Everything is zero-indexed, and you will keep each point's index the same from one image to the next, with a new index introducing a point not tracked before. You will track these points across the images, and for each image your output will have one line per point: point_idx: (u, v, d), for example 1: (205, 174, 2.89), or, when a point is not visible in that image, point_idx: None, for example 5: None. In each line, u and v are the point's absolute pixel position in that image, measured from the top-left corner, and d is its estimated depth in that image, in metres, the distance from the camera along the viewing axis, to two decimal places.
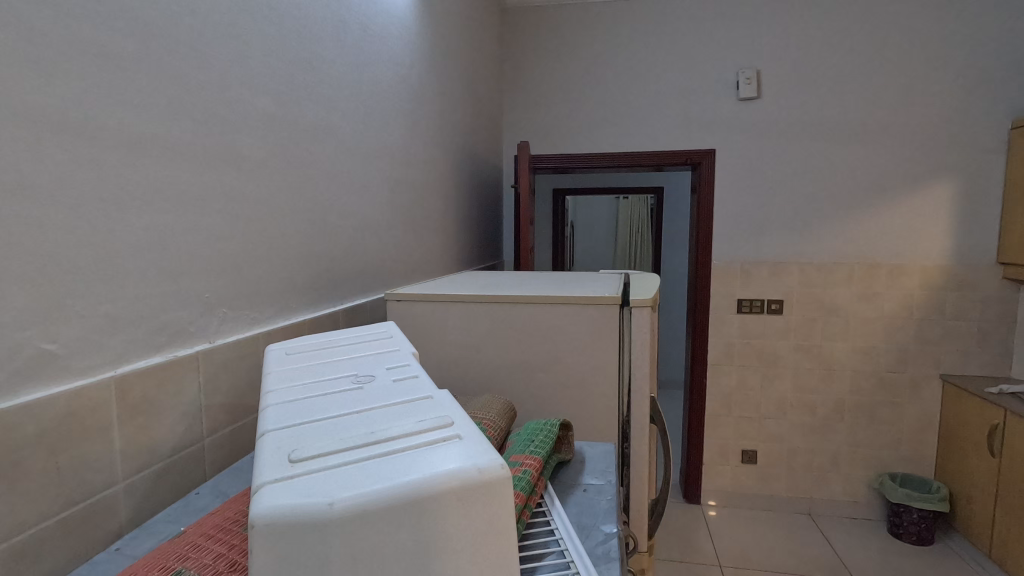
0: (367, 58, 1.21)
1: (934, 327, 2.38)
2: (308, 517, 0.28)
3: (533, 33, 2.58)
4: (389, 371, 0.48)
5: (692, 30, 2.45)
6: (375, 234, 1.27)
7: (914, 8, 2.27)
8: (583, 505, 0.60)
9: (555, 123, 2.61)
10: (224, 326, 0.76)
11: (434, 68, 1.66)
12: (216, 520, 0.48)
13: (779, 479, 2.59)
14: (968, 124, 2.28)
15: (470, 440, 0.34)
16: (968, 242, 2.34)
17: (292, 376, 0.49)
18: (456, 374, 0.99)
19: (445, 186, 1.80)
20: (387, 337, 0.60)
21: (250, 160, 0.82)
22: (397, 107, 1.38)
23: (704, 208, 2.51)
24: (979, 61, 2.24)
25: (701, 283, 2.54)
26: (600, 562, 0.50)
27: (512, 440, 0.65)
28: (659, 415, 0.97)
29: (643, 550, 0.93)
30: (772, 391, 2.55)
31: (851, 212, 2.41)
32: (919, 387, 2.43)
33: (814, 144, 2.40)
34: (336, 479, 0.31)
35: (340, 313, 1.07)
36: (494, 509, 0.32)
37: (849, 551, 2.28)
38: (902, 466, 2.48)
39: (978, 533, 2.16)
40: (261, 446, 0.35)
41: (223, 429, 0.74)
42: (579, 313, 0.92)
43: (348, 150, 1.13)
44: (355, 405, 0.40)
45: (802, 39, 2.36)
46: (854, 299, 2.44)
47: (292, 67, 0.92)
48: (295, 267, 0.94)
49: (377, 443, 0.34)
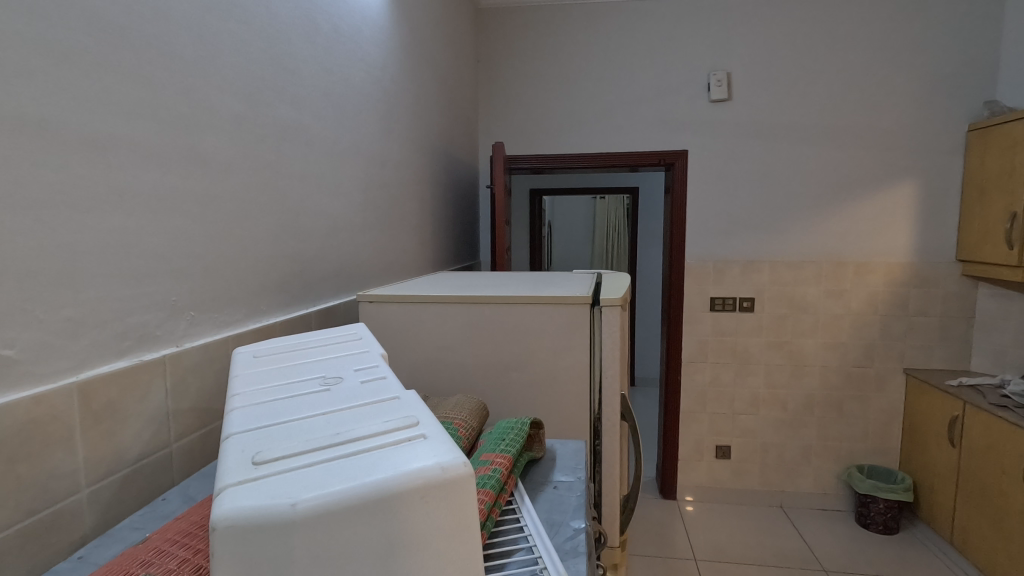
0: (339, 58, 1.20)
1: (898, 322, 2.46)
2: (270, 518, 0.29)
3: (508, 33, 2.59)
4: (358, 372, 0.48)
5: (664, 32, 2.49)
6: (348, 234, 1.26)
7: (876, 13, 2.34)
8: (552, 501, 0.61)
9: (530, 124, 2.62)
10: (192, 329, 0.75)
11: (408, 69, 1.66)
12: (182, 525, 0.47)
13: (752, 473, 2.65)
14: (928, 126, 2.36)
15: (435, 439, 0.35)
16: (929, 240, 2.42)
17: (261, 378, 0.49)
18: (430, 375, 0.99)
19: (420, 186, 1.80)
20: (358, 339, 0.60)
21: (218, 161, 0.81)
22: (370, 107, 1.38)
23: (678, 208, 2.55)
24: (938, 66, 2.33)
25: (675, 282, 2.58)
26: (568, 557, 0.52)
27: (484, 440, 0.66)
28: (630, 412, 0.98)
29: (615, 545, 0.94)
30: (745, 387, 2.60)
31: (819, 211, 2.47)
32: (885, 381, 2.50)
33: (783, 146, 2.46)
34: (301, 479, 0.31)
35: (312, 314, 1.06)
36: (458, 506, 0.32)
37: (820, 542, 2.34)
38: (870, 458, 2.56)
39: (940, 521, 2.24)
40: (226, 448, 0.35)
41: (193, 433, 0.74)
42: (551, 312, 0.93)
43: (320, 151, 1.12)
44: (323, 406, 0.40)
45: (771, 43, 2.42)
46: (822, 296, 2.50)
47: (262, 67, 0.91)
48: (266, 268, 0.93)
49: (342, 444, 0.34)
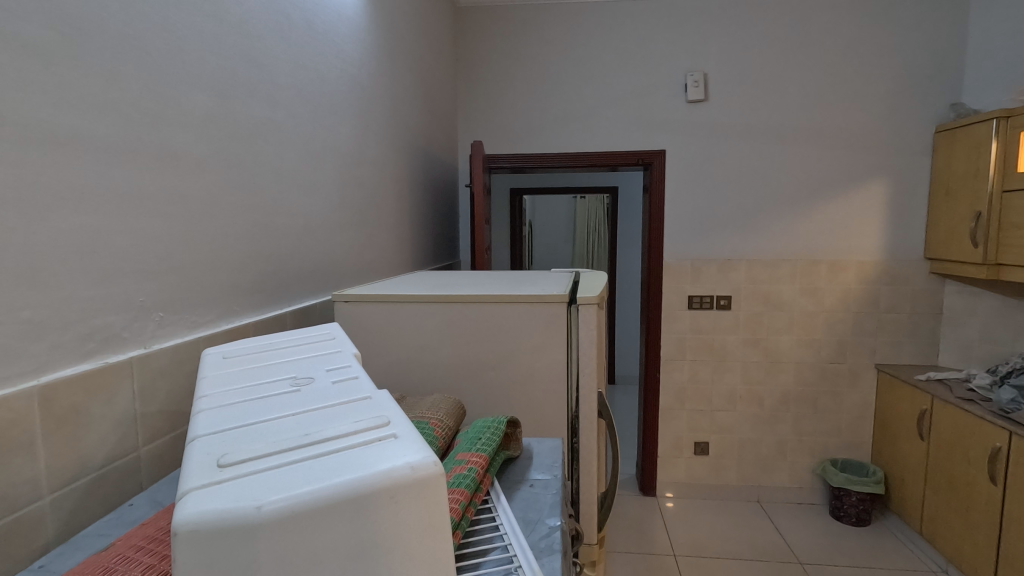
0: (314, 55, 1.18)
1: (870, 319, 2.52)
2: (234, 521, 0.28)
3: (487, 32, 2.58)
4: (329, 372, 0.48)
5: (642, 32, 2.51)
6: (324, 233, 1.25)
7: (847, 16, 2.40)
8: (529, 499, 0.61)
9: (510, 123, 2.62)
10: (161, 330, 0.73)
11: (386, 67, 1.65)
12: (147, 531, 0.46)
13: (730, 468, 2.69)
14: (897, 127, 2.42)
15: (407, 439, 0.35)
16: (899, 239, 2.48)
17: (229, 379, 0.48)
18: (407, 375, 0.98)
19: (398, 185, 1.79)
20: (331, 339, 0.59)
21: (187, 159, 0.79)
22: (347, 105, 1.36)
23: (656, 208, 2.57)
24: (906, 69, 2.39)
25: (653, 281, 2.61)
26: (543, 555, 0.52)
27: (460, 439, 0.65)
28: (607, 410, 0.99)
29: (594, 542, 0.95)
30: (723, 384, 2.64)
31: (793, 210, 2.52)
32: (857, 376, 2.56)
33: (758, 145, 2.50)
34: (268, 482, 0.30)
35: (287, 314, 1.04)
36: (429, 505, 0.32)
37: (795, 535, 2.38)
38: (843, 452, 2.61)
39: (910, 512, 2.30)
40: (190, 452, 0.35)
41: (161, 437, 0.72)
42: (528, 311, 0.93)
43: (294, 148, 1.10)
44: (292, 408, 0.40)
45: (745, 45, 2.46)
46: (797, 294, 2.54)
47: (233, 62, 0.89)
48: (238, 268, 0.91)
49: (312, 445, 0.34)
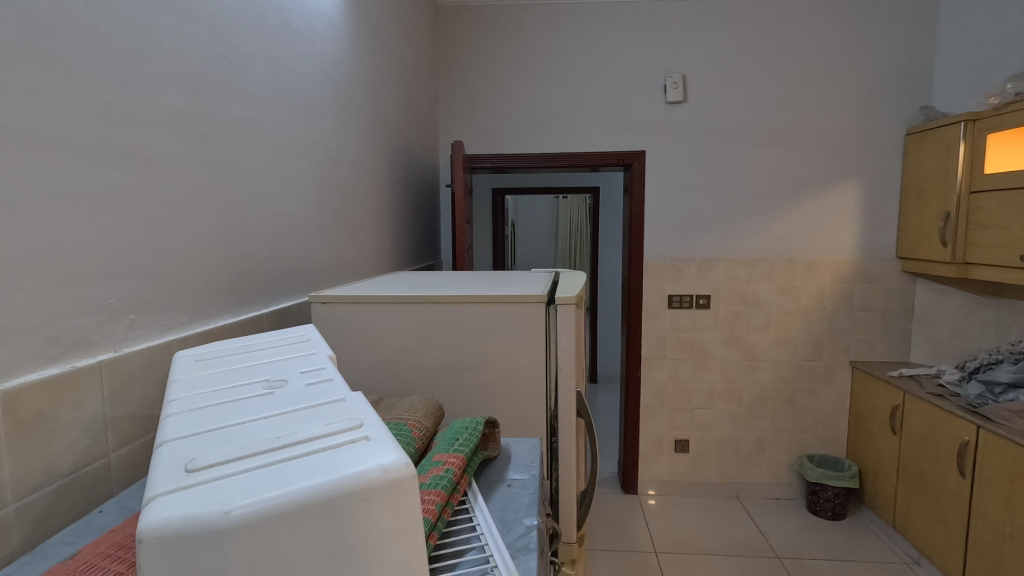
0: (290, 54, 1.17)
1: (845, 317, 2.58)
2: (201, 527, 0.28)
3: (468, 31, 2.57)
4: (303, 374, 0.47)
5: (622, 34, 2.53)
6: (302, 234, 1.24)
7: (821, 20, 2.45)
8: (506, 499, 0.61)
9: (491, 123, 2.62)
10: (132, 334, 0.72)
11: (365, 66, 1.64)
12: (116, 538, 0.45)
13: (710, 465, 2.72)
14: (869, 130, 2.48)
15: (379, 441, 0.35)
16: (872, 239, 2.54)
17: (200, 383, 0.47)
18: (387, 377, 0.98)
19: (377, 185, 1.78)
20: (305, 341, 0.59)
21: (158, 159, 0.77)
22: (325, 104, 1.35)
23: (636, 208, 2.60)
24: (879, 72, 2.45)
25: (634, 280, 2.63)
26: (519, 554, 0.52)
27: (438, 440, 0.65)
28: (586, 409, 1.00)
29: (572, 541, 0.95)
30: (703, 382, 2.67)
31: (770, 210, 2.56)
32: (833, 373, 2.61)
33: (736, 146, 2.54)
34: (237, 486, 0.30)
35: (264, 316, 1.03)
36: (401, 506, 0.32)
37: (773, 530, 2.42)
38: (819, 448, 2.67)
39: (883, 505, 2.35)
40: (158, 458, 0.34)
41: (132, 441, 0.70)
42: (507, 311, 0.94)
43: (271, 148, 1.09)
44: (263, 411, 0.39)
45: (723, 47, 2.49)
46: (774, 292, 2.59)
47: (207, 60, 0.88)
48: (213, 269, 0.90)
49: (282, 448, 0.33)
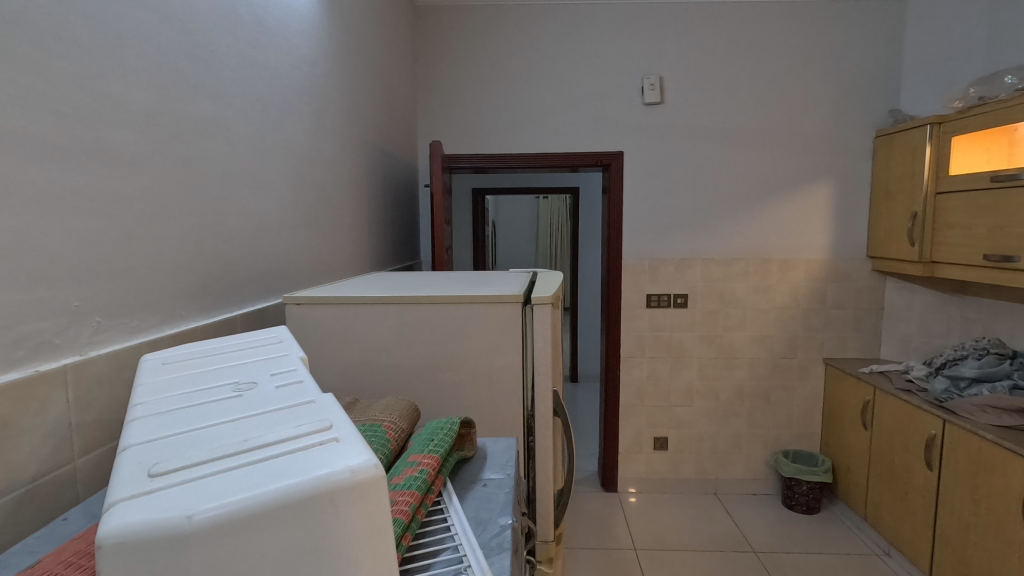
0: (264, 51, 1.15)
1: (818, 315, 2.63)
2: (162, 532, 0.27)
3: (447, 31, 2.57)
4: (273, 376, 0.47)
5: (600, 35, 2.54)
6: (276, 234, 1.22)
7: (794, 23, 2.49)
8: (481, 499, 0.61)
9: (470, 122, 2.62)
10: (97, 337, 0.70)
11: (341, 65, 1.62)
12: (79, 546, 0.44)
13: (688, 462, 2.75)
14: (841, 131, 2.53)
15: (348, 443, 0.34)
16: (844, 238, 2.60)
17: (167, 386, 0.47)
18: (362, 379, 0.97)
19: (355, 185, 1.76)
20: (278, 342, 0.58)
21: (125, 158, 0.75)
22: (300, 103, 1.33)
23: (615, 208, 2.62)
24: (849, 76, 2.51)
25: (613, 280, 2.65)
26: (493, 553, 0.52)
27: (413, 441, 0.65)
28: (563, 408, 1.00)
29: (550, 539, 0.96)
30: (681, 381, 2.70)
31: (745, 211, 2.61)
32: (806, 370, 2.67)
33: (712, 147, 2.58)
34: (201, 491, 0.30)
35: (237, 318, 1.01)
36: (370, 507, 0.32)
37: (750, 525, 2.46)
38: (794, 444, 2.72)
39: (855, 498, 2.41)
40: (120, 463, 0.33)
41: (99, 447, 0.69)
42: (483, 312, 0.94)
43: (244, 147, 1.07)
44: (231, 414, 0.39)
45: (699, 49, 2.53)
46: (750, 291, 2.63)
47: (175, 56, 0.86)
48: (184, 270, 0.88)
49: (248, 452, 0.33)
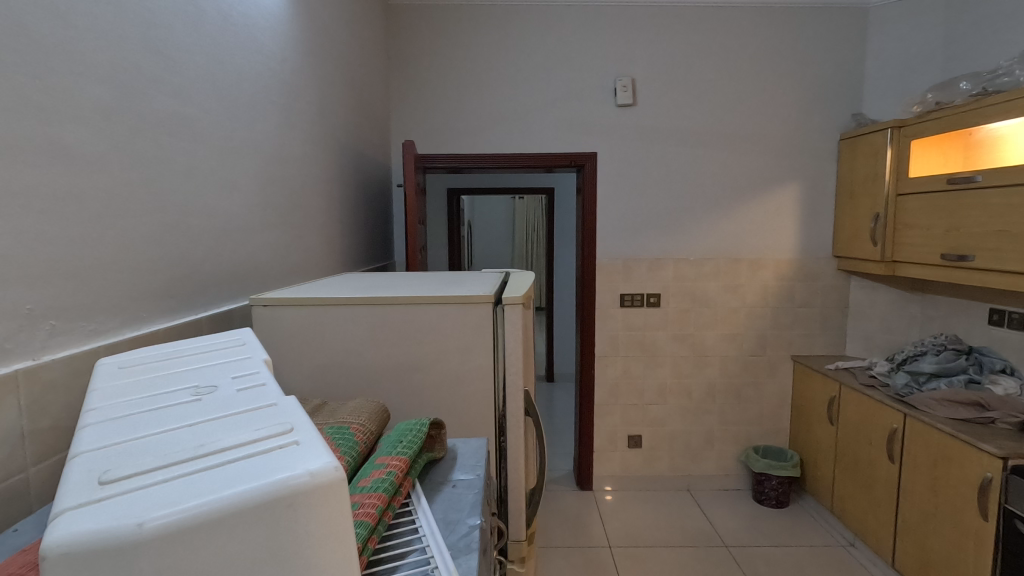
0: (230, 48, 1.13)
1: (786, 313, 2.69)
2: (111, 541, 0.26)
3: (420, 30, 2.55)
4: (234, 380, 0.46)
5: (573, 36, 2.56)
6: (243, 234, 1.19)
7: (762, 28, 2.55)
8: (450, 499, 0.61)
9: (444, 122, 2.60)
10: (52, 341, 0.68)
11: (311, 64, 1.60)
12: (29, 557, 0.43)
13: (662, 459, 2.79)
14: (806, 134, 2.60)
15: (308, 446, 0.34)
16: (810, 238, 2.67)
17: (123, 391, 0.45)
18: (332, 381, 0.96)
19: (326, 184, 1.74)
20: (240, 345, 0.57)
21: (81, 157, 0.73)
22: (268, 101, 1.31)
23: (589, 208, 2.64)
24: (814, 80, 2.57)
25: (587, 280, 2.67)
26: (460, 554, 0.52)
27: (382, 443, 0.64)
28: (533, 408, 1.00)
29: (522, 539, 0.96)
30: (654, 379, 2.73)
31: (715, 212, 2.65)
32: (776, 368, 2.73)
33: (683, 149, 2.62)
34: (154, 498, 0.29)
35: (203, 320, 0.99)
36: (330, 509, 0.31)
37: (722, 520, 2.51)
38: (764, 439, 2.78)
39: (822, 492, 2.47)
40: (69, 471, 0.32)
41: (54, 455, 0.66)
42: (455, 312, 0.94)
43: (210, 146, 1.05)
44: (188, 419, 0.38)
45: (669, 52, 2.56)
46: (721, 290, 2.68)
47: (135, 50, 0.84)
48: (145, 271, 0.86)
49: (204, 457, 0.32)
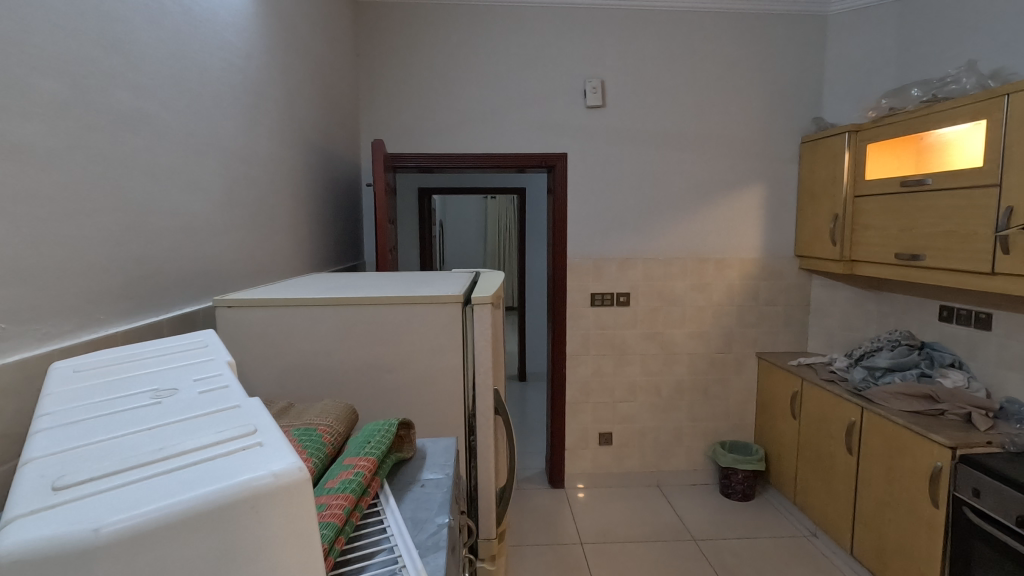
0: (192, 43, 1.10)
1: (751, 311, 2.77)
2: (65, 547, 0.26)
3: (390, 28, 2.53)
4: (196, 382, 0.45)
5: (543, 38, 2.58)
6: (206, 234, 1.17)
7: (726, 33, 2.61)
8: (419, 499, 0.61)
9: (414, 121, 2.59)
10: (2, 345, 0.65)
11: (278, 61, 1.57)
12: None
13: (632, 456, 2.82)
14: (769, 137, 2.67)
15: (273, 447, 0.34)
16: (773, 238, 2.75)
17: (78, 395, 0.44)
18: (299, 383, 0.95)
19: (293, 183, 1.71)
20: (203, 347, 0.56)
21: (33, 154, 0.70)
22: (233, 98, 1.28)
23: (559, 209, 2.66)
24: (777, 85, 2.65)
25: (558, 280, 2.69)
26: (428, 552, 0.53)
27: (350, 444, 0.64)
28: (503, 407, 1.01)
29: (492, 537, 0.97)
30: (625, 377, 2.77)
31: (682, 212, 2.71)
32: (741, 365, 2.80)
33: (650, 151, 2.66)
34: (110, 503, 0.29)
35: (164, 322, 0.96)
36: (295, 510, 0.31)
37: (690, 515, 2.56)
38: (731, 435, 2.84)
39: (785, 484, 2.55)
40: (18, 479, 0.32)
41: (3, 464, 0.64)
42: (424, 312, 0.93)
43: (171, 145, 1.02)
44: (148, 422, 0.37)
45: (637, 55, 2.60)
46: (689, 289, 2.73)
47: (91, 43, 0.81)
48: (103, 272, 0.83)
49: (164, 460, 0.32)
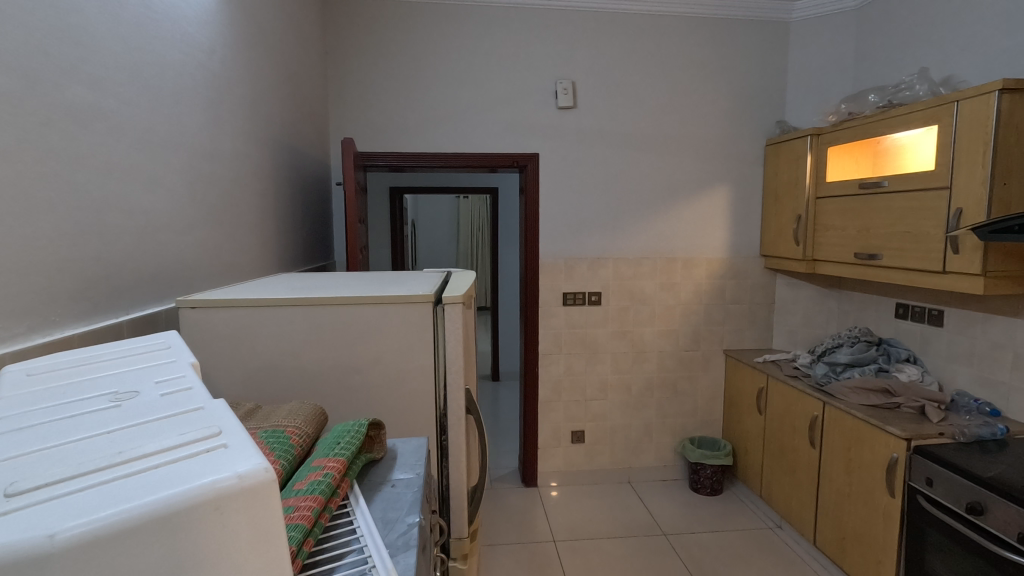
0: (152, 36, 1.07)
1: (718, 309, 2.83)
2: (18, 555, 0.25)
3: (359, 25, 2.50)
4: (158, 384, 0.44)
5: (514, 39, 2.58)
6: (168, 233, 1.13)
7: (694, 37, 2.66)
8: (390, 499, 0.61)
9: (385, 119, 2.56)
10: None
11: (243, 56, 1.54)
12: None
13: (604, 453, 2.85)
14: (735, 140, 2.74)
15: (237, 448, 0.33)
16: (739, 238, 2.81)
17: (31, 399, 0.43)
18: (266, 384, 0.93)
19: (259, 181, 1.67)
20: (165, 349, 0.54)
21: None
22: (195, 93, 1.25)
23: (531, 209, 2.67)
24: (742, 88, 2.71)
25: (530, 279, 2.70)
26: (399, 551, 0.53)
27: (319, 445, 0.63)
28: (475, 406, 1.01)
29: (464, 536, 0.97)
30: (596, 375, 2.80)
31: (652, 212, 2.75)
32: (709, 362, 2.86)
33: (620, 152, 2.69)
34: (65, 509, 0.28)
35: (124, 324, 0.93)
36: (260, 512, 0.31)
37: (660, 510, 2.60)
38: (699, 431, 2.90)
39: (751, 478, 2.62)
40: None
41: None
42: (393, 312, 0.93)
43: (129, 141, 0.99)
44: (105, 426, 0.36)
45: (607, 58, 2.63)
46: (658, 288, 2.77)
47: (43, 36, 0.78)
48: (58, 272, 0.80)
49: (124, 464, 0.31)
